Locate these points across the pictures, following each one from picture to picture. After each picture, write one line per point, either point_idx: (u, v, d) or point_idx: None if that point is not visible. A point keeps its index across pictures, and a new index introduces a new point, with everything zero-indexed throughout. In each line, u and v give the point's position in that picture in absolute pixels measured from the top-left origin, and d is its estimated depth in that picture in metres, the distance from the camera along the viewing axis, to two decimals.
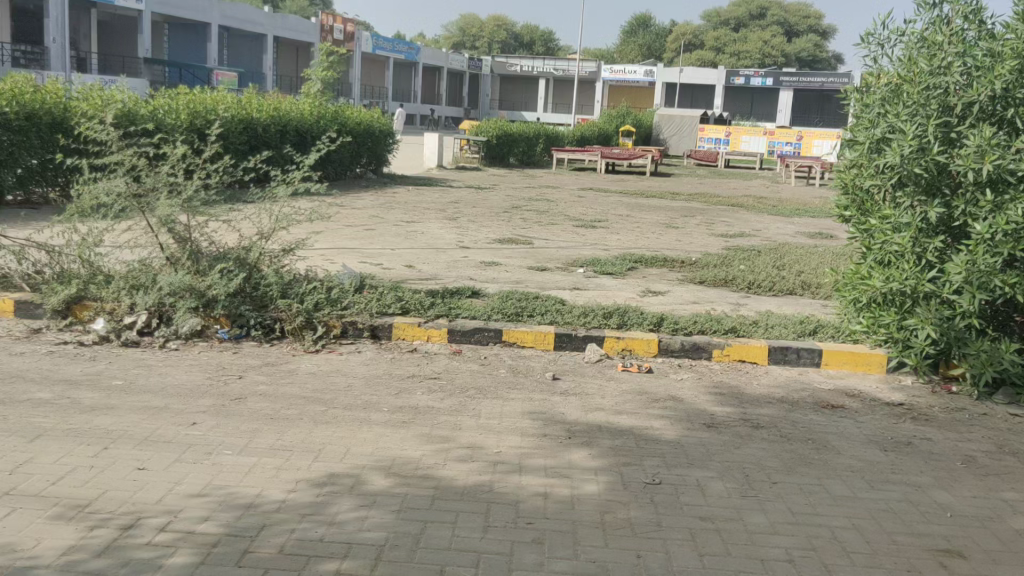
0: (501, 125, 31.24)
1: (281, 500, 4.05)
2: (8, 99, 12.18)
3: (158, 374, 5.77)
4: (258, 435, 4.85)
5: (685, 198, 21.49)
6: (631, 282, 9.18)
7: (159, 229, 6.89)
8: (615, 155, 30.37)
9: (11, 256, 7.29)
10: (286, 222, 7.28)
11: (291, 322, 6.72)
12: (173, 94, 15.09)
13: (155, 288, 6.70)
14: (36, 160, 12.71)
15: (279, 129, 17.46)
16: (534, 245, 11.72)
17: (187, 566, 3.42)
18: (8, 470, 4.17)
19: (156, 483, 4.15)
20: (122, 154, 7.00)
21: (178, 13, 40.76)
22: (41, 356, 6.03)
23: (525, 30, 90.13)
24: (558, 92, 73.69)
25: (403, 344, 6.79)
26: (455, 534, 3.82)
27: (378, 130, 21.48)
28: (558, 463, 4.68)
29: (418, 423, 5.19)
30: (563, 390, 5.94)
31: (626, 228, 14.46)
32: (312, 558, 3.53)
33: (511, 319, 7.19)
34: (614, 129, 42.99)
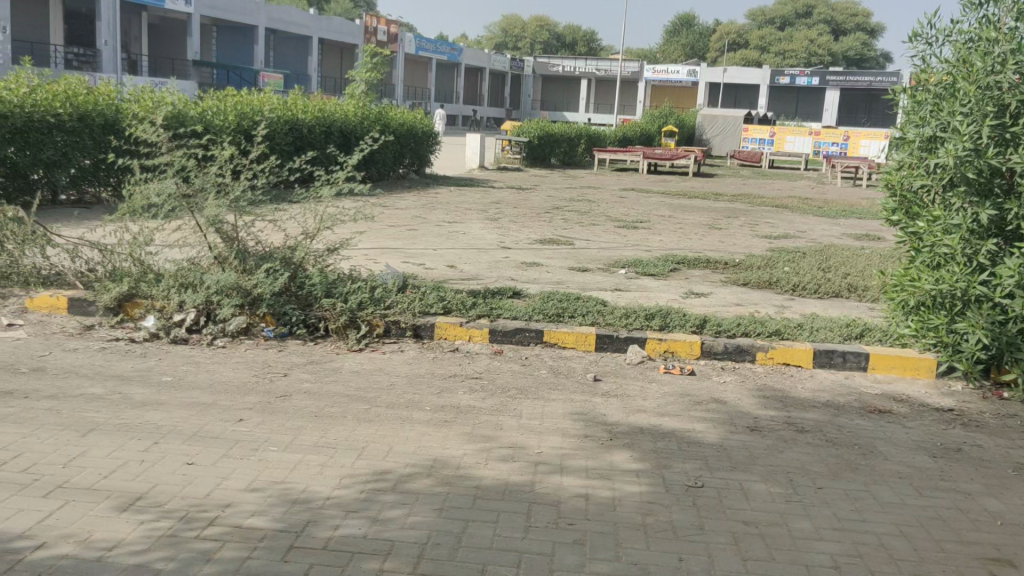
0: (543, 125, 31.23)
1: (326, 496, 4.11)
2: (62, 101, 12.50)
3: (206, 371, 5.88)
4: (303, 432, 4.92)
5: (728, 199, 21.30)
6: (673, 283, 9.13)
7: (207, 229, 7.03)
8: (658, 156, 30.20)
9: (66, 254, 7.49)
10: (331, 222, 7.37)
11: (335, 321, 6.80)
12: (221, 96, 15.34)
13: (202, 287, 6.81)
14: (88, 160, 13.01)
15: (323, 130, 17.65)
16: (575, 246, 11.72)
17: (235, 560, 3.49)
18: (62, 463, 4.28)
19: (205, 478, 4.23)
20: (171, 156, 7.16)
21: (225, 15, 41.42)
22: (94, 352, 6.17)
23: (568, 31, 90.06)
24: (600, 91, 73.47)
25: (445, 344, 6.83)
26: (497, 533, 3.83)
27: (420, 130, 21.63)
28: (599, 464, 4.68)
29: (460, 422, 5.22)
30: (604, 391, 5.93)
31: (668, 229, 14.38)
32: (355, 555, 3.58)
33: (552, 319, 7.20)
34: (656, 130, 42.75)
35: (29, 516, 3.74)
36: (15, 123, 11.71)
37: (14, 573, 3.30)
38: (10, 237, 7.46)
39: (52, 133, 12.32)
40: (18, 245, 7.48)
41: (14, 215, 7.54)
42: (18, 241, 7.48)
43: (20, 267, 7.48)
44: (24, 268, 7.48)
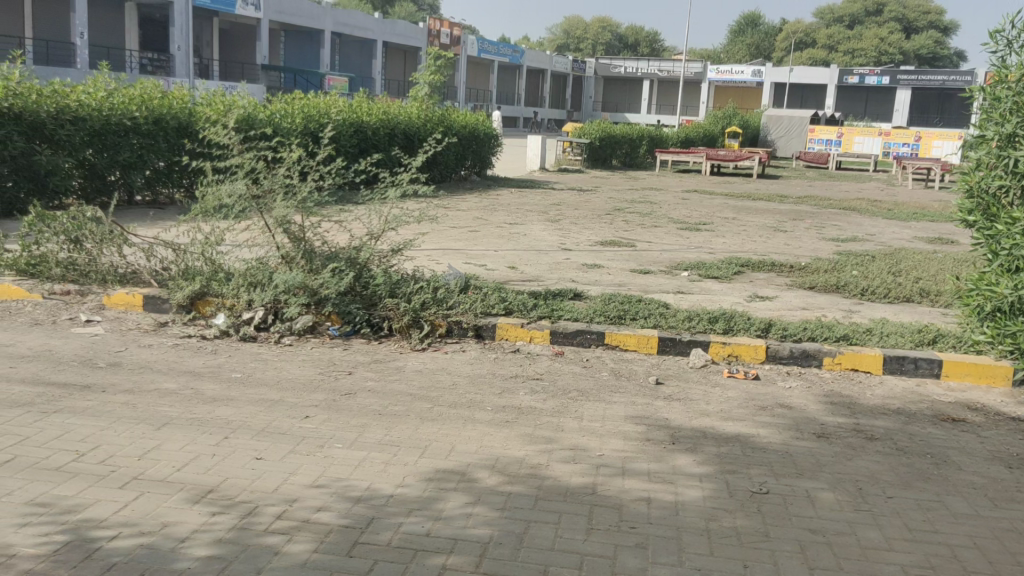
0: (604, 126, 31.11)
1: (390, 493, 4.16)
2: (138, 105, 12.92)
3: (274, 369, 6.02)
4: (368, 429, 4.99)
5: (794, 201, 20.91)
6: (737, 286, 9.01)
7: (276, 229, 7.20)
8: (721, 157, 29.80)
9: (142, 254, 7.76)
10: (396, 223, 7.47)
11: (399, 321, 6.87)
12: (289, 100, 15.69)
13: (271, 286, 6.95)
14: (162, 162, 13.43)
15: (387, 133, 17.87)
16: (638, 248, 11.65)
17: (302, 553, 3.56)
18: (137, 455, 4.42)
19: (273, 473, 4.32)
20: (241, 158, 7.36)
21: (293, 20, 42.28)
22: (168, 348, 6.37)
23: (630, 32, 89.58)
24: (662, 91, 72.81)
25: (506, 345, 6.86)
26: (558, 534, 3.84)
27: (482, 132, 21.75)
28: (661, 468, 4.64)
29: (521, 423, 5.23)
30: (666, 395, 5.88)
31: (732, 231, 14.20)
32: (418, 552, 3.62)
33: (614, 322, 7.17)
34: (719, 131, 42.22)
35: (106, 506, 3.87)
36: (93, 126, 12.16)
37: (94, 560, 3.42)
38: (89, 237, 7.74)
39: (128, 136, 12.74)
40: (96, 244, 7.76)
41: (92, 214, 7.83)
42: (96, 240, 7.76)
43: (98, 265, 7.75)
44: (102, 266, 7.75)
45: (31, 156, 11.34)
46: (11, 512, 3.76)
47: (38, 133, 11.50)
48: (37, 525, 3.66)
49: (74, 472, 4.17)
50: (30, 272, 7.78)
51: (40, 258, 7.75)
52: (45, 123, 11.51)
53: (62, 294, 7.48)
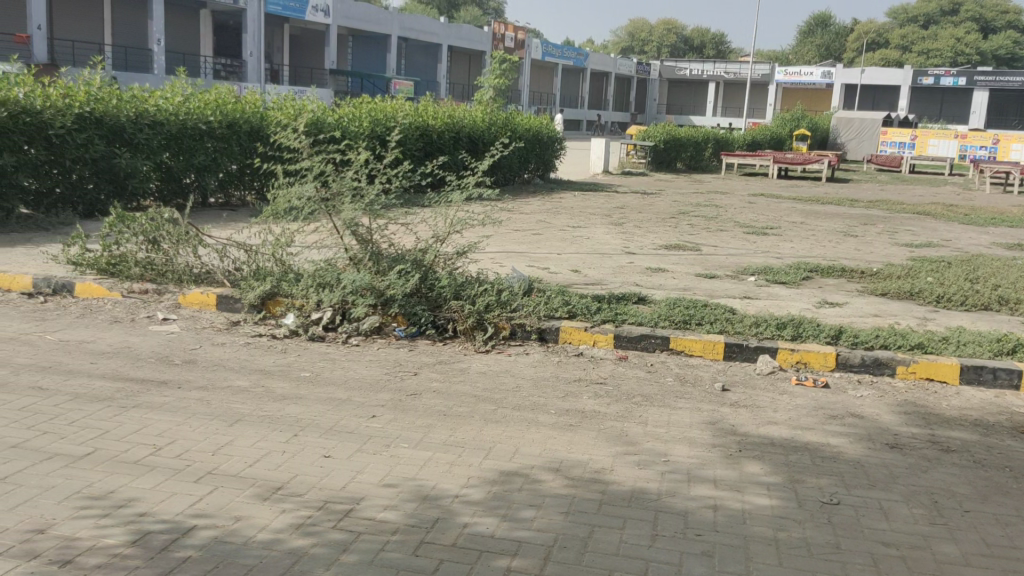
0: (668, 129, 30.85)
1: (457, 494, 4.19)
2: (212, 109, 13.26)
3: (341, 368, 6.13)
4: (433, 430, 5.04)
5: (865, 205, 20.43)
6: (805, 292, 8.84)
7: (344, 231, 7.33)
8: (789, 160, 29.30)
9: (216, 254, 7.99)
10: (461, 226, 7.51)
11: (463, 322, 6.93)
12: (357, 104, 15.94)
13: (339, 287, 7.07)
14: (235, 165, 13.78)
15: (453, 137, 18.01)
16: (703, 252, 11.51)
17: (369, 552, 3.61)
18: (211, 450, 4.54)
19: (342, 470, 4.40)
20: (311, 161, 7.52)
21: (361, 25, 42.97)
22: (239, 347, 6.53)
23: (697, 33, 88.59)
24: (728, 92, 71.82)
25: (570, 348, 6.85)
26: (623, 539, 3.82)
27: (546, 135, 21.79)
28: (727, 475, 4.58)
29: (585, 426, 5.23)
30: (732, 401, 5.80)
31: (800, 235, 13.94)
32: (483, 553, 3.64)
33: (679, 326, 7.09)
34: (787, 134, 41.65)
35: (181, 500, 3.98)
36: (170, 130, 12.51)
37: (169, 552, 3.52)
38: (166, 237, 7.99)
39: (203, 140, 13.09)
40: (173, 244, 8.00)
41: (170, 216, 8.08)
42: (173, 241, 8.00)
43: (174, 265, 7.98)
44: (178, 266, 7.97)
45: (112, 159, 11.72)
46: (91, 502, 3.89)
47: (118, 137, 11.85)
48: (116, 516, 3.78)
49: (151, 466, 4.31)
50: (110, 271, 8.03)
51: (120, 258, 7.99)
52: (125, 127, 11.89)
53: (141, 293, 7.71)
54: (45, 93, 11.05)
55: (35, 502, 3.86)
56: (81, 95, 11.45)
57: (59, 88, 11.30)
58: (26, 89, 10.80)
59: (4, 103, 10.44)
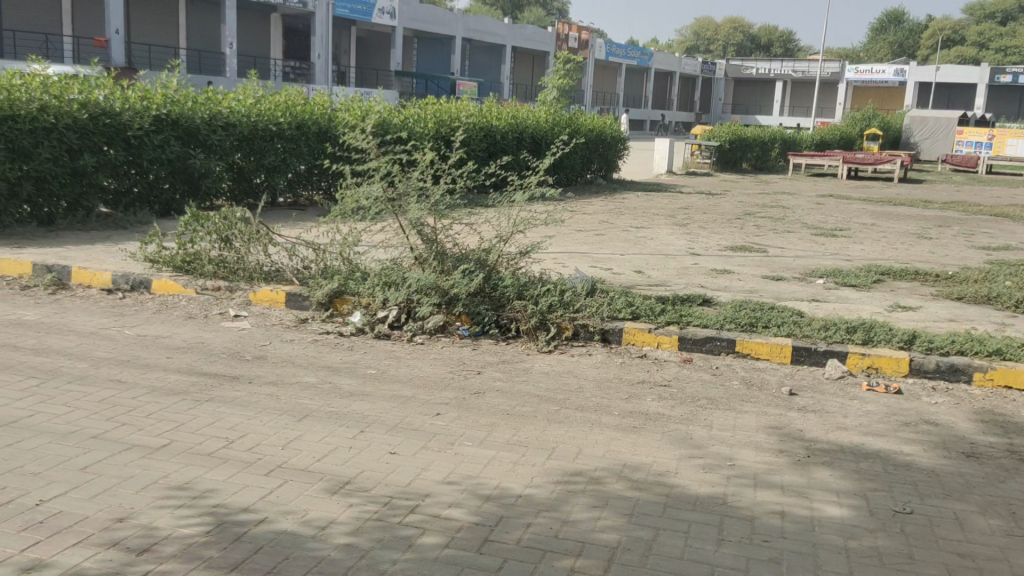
0: (734, 129, 30.42)
1: (520, 493, 4.20)
2: (282, 110, 13.54)
3: (406, 366, 6.19)
4: (497, 429, 5.06)
5: (940, 206, 19.83)
6: (876, 295, 8.63)
7: (410, 230, 7.42)
8: (860, 160, 28.64)
9: (286, 253, 8.16)
10: (524, 226, 7.52)
11: (526, 323, 6.95)
12: (422, 105, 16.09)
13: (404, 285, 7.15)
14: (304, 166, 14.06)
15: (516, 137, 18.08)
16: (769, 254, 11.33)
17: (435, 548, 3.65)
18: (281, 445, 4.64)
19: (407, 467, 4.45)
20: (378, 162, 7.62)
21: (426, 27, 43.42)
22: (307, 344, 6.66)
23: (764, 32, 87.12)
24: (796, 92, 70.52)
25: (633, 350, 6.81)
26: (688, 543, 3.78)
27: (609, 135, 21.69)
28: (796, 481, 4.50)
29: (649, 429, 5.19)
30: (800, 406, 5.69)
31: (872, 238, 13.61)
32: (547, 553, 3.65)
33: (745, 329, 6.97)
34: (857, 133, 40.74)
35: (253, 492, 4.08)
36: (242, 131, 12.81)
37: (241, 543, 3.61)
38: (238, 236, 8.18)
39: (273, 141, 13.38)
40: (244, 243, 8.19)
41: (241, 215, 8.27)
42: (244, 240, 8.19)
43: (245, 263, 8.17)
44: (249, 264, 8.16)
45: (187, 160, 12.07)
46: (166, 493, 4.00)
47: (193, 138, 12.19)
48: (190, 507, 3.88)
49: (223, 459, 4.42)
50: (185, 268, 8.26)
51: (194, 256, 8.22)
52: (199, 129, 12.22)
53: (214, 290, 7.90)
54: (125, 96, 11.43)
55: (115, 491, 3.99)
56: (158, 97, 11.81)
57: (137, 91, 11.68)
58: (106, 91, 11.20)
59: (85, 105, 10.86)
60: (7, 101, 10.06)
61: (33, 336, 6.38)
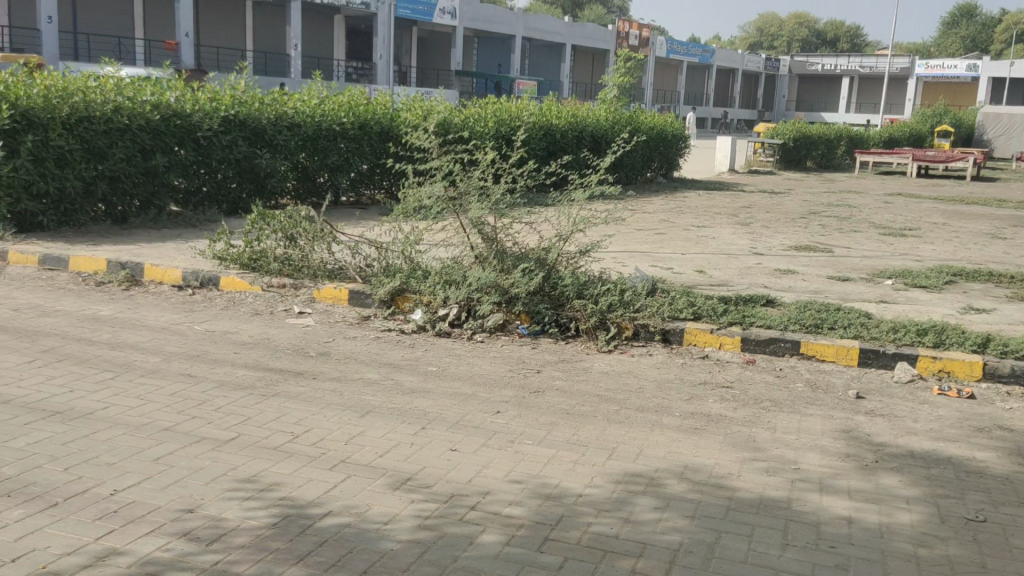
0: (799, 126, 29.85)
1: (580, 493, 4.20)
2: (346, 110, 13.72)
3: (466, 364, 6.23)
4: (557, 428, 5.06)
5: (1015, 205, 19.17)
6: (948, 297, 8.38)
7: (471, 229, 7.45)
8: (930, 159, 27.85)
9: (349, 251, 8.27)
10: (584, 225, 7.49)
11: (585, 322, 6.93)
12: (483, 104, 16.16)
13: (464, 284, 7.20)
14: (367, 165, 14.24)
15: (576, 136, 18.03)
16: (835, 253, 11.08)
17: (495, 545, 3.66)
18: (344, 440, 4.71)
19: (467, 465, 4.47)
20: (440, 161, 7.68)
21: (486, 26, 43.61)
22: (369, 340, 6.75)
23: (830, 27, 85.24)
24: (863, 88, 68.87)
25: (695, 350, 6.74)
26: (751, 547, 3.73)
27: (670, 133, 21.48)
28: (863, 486, 4.40)
29: (711, 430, 5.13)
30: (868, 410, 5.56)
31: (943, 237, 13.22)
32: (608, 553, 3.63)
33: (810, 330, 6.83)
34: (928, 130, 39.57)
35: (317, 486, 4.14)
36: (307, 132, 13.03)
37: (307, 536, 3.67)
38: (303, 234, 8.31)
39: (337, 141, 13.58)
40: (309, 241, 8.31)
41: (306, 214, 8.40)
42: (309, 238, 8.32)
43: (310, 261, 8.30)
44: (313, 262, 8.29)
45: (253, 159, 12.33)
46: (230, 485, 4.09)
47: (260, 138, 12.45)
48: (259, 499, 3.97)
49: (289, 453, 4.50)
50: (252, 266, 8.44)
51: (260, 253, 8.39)
52: (266, 129, 12.48)
53: (279, 287, 8.06)
54: (194, 98, 11.74)
55: (186, 482, 4.10)
56: (227, 98, 12.09)
57: (207, 93, 11.98)
58: (177, 93, 11.52)
59: (157, 106, 11.17)
60: (83, 102, 10.40)
61: (107, 330, 6.59)
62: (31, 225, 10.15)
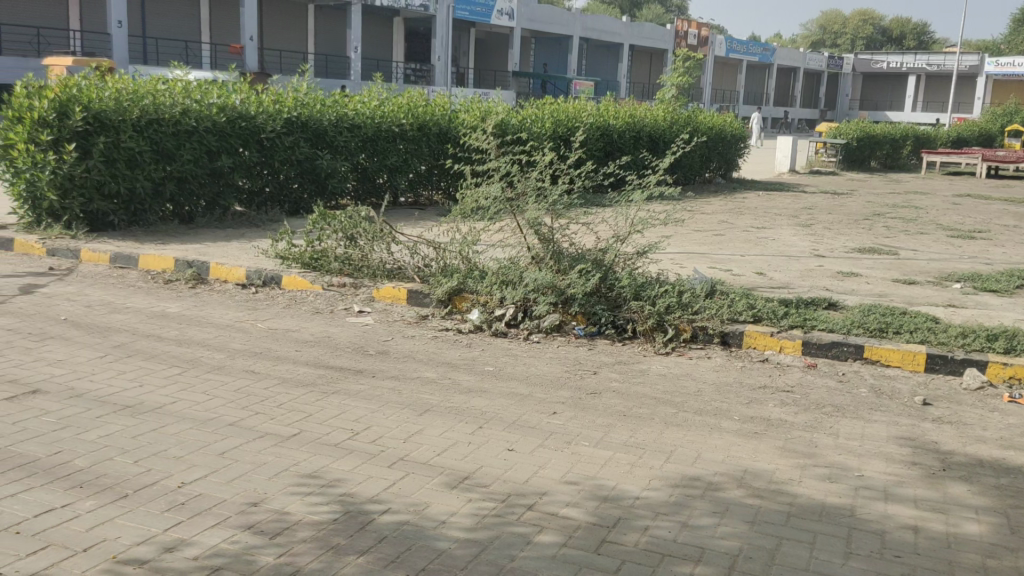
0: (863, 126, 29.20)
1: (637, 496, 4.17)
2: (405, 111, 13.85)
3: (523, 364, 6.24)
4: (614, 430, 5.03)
5: None
6: (1020, 302, 8.11)
7: (528, 229, 7.46)
8: (1001, 159, 26.98)
9: (408, 251, 8.34)
10: (642, 226, 7.43)
11: (643, 323, 6.89)
12: (541, 105, 16.16)
13: (521, 284, 7.20)
14: (425, 166, 14.36)
15: (633, 136, 17.93)
16: (901, 256, 10.81)
17: (552, 546, 3.66)
18: (402, 438, 4.76)
19: (524, 465, 4.48)
20: (498, 162, 7.70)
21: (544, 27, 43.64)
22: (427, 340, 6.81)
23: (896, 24, 83.13)
24: (930, 86, 67.06)
25: (755, 353, 6.64)
26: (813, 554, 3.66)
27: (729, 133, 21.21)
28: (929, 495, 4.28)
29: (771, 435, 5.05)
30: (935, 417, 5.41)
31: (1015, 240, 12.81)
32: (666, 557, 3.60)
33: (874, 335, 6.68)
34: (999, 129, 38.34)
35: (376, 483, 4.19)
36: (367, 133, 13.19)
37: (367, 531, 3.73)
38: (363, 234, 8.42)
39: (396, 142, 13.72)
40: (368, 241, 8.41)
41: (366, 214, 8.50)
42: (368, 238, 8.41)
43: (369, 261, 8.39)
44: (373, 262, 8.38)
45: (315, 161, 12.54)
46: (290, 480, 4.17)
47: (321, 139, 12.65)
48: (321, 495, 4.03)
49: (349, 449, 4.57)
50: (313, 265, 8.57)
51: (321, 253, 8.53)
52: (327, 130, 12.67)
53: (339, 286, 8.17)
54: (259, 100, 11.98)
55: (250, 476, 4.18)
56: (290, 101, 12.31)
57: (271, 95, 12.21)
58: (242, 96, 11.78)
59: (223, 109, 11.43)
60: (152, 105, 10.70)
61: (175, 327, 6.77)
62: (103, 224, 10.48)
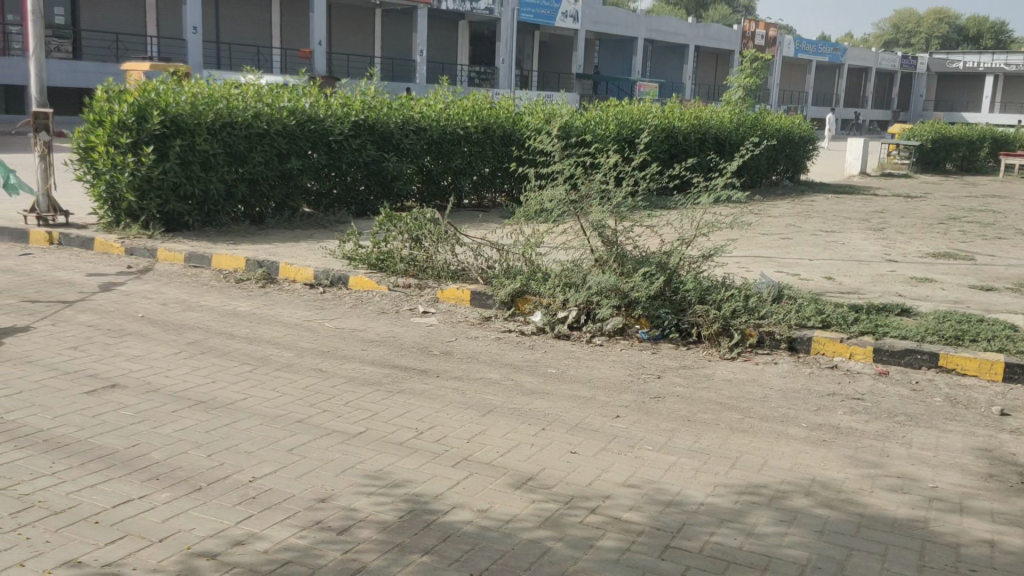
0: (938, 127, 28.39)
1: (702, 502, 4.12)
2: (469, 114, 13.94)
3: (586, 367, 6.23)
4: (678, 435, 4.98)
5: None
6: None
7: (591, 232, 7.43)
8: None
9: (472, 252, 8.39)
10: (707, 228, 7.35)
11: (708, 328, 6.81)
12: (605, 106, 16.11)
13: (584, 287, 7.18)
14: (489, 168, 14.43)
15: (699, 138, 17.73)
16: (978, 261, 10.47)
17: (615, 550, 3.63)
18: (466, 438, 4.80)
19: (587, 468, 4.47)
20: (562, 164, 7.69)
21: (609, 28, 43.50)
22: (490, 341, 6.84)
23: (973, 22, 80.61)
24: (1008, 87, 64.87)
25: (823, 359, 6.50)
26: (885, 567, 3.57)
27: (797, 134, 20.81)
28: (1007, 509, 4.14)
29: (840, 443, 4.94)
30: (1013, 428, 5.23)
31: None
32: (732, 565, 3.55)
33: (950, 342, 6.48)
34: None
35: (441, 483, 4.23)
36: (432, 135, 13.31)
37: (431, 530, 3.76)
38: (428, 236, 8.51)
39: (461, 144, 13.83)
40: (433, 243, 8.50)
41: (432, 216, 8.59)
42: (433, 240, 8.50)
43: (434, 262, 8.46)
44: (437, 263, 8.44)
45: (381, 163, 12.70)
46: (355, 478, 4.23)
47: (388, 142, 12.83)
48: (386, 494, 4.08)
49: (414, 448, 4.61)
50: (379, 266, 8.68)
51: (388, 254, 8.63)
52: (393, 133, 12.83)
53: (405, 286, 8.27)
54: (327, 103, 12.21)
55: (317, 473, 4.26)
56: (358, 104, 12.51)
57: (339, 98, 12.42)
58: (311, 99, 12.02)
59: (293, 112, 11.69)
60: (226, 108, 11.01)
61: (246, 325, 6.93)
62: (178, 224, 10.77)
